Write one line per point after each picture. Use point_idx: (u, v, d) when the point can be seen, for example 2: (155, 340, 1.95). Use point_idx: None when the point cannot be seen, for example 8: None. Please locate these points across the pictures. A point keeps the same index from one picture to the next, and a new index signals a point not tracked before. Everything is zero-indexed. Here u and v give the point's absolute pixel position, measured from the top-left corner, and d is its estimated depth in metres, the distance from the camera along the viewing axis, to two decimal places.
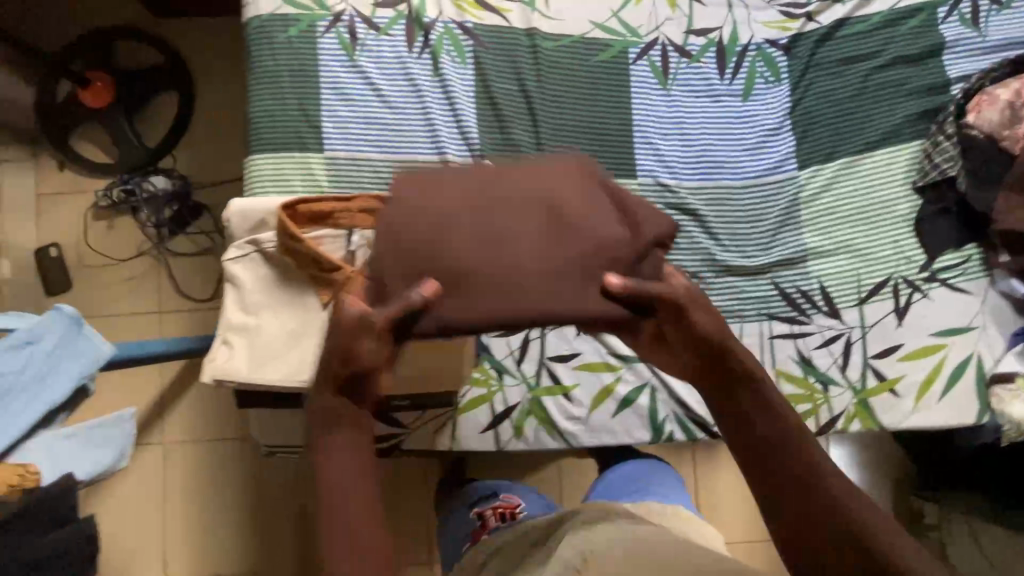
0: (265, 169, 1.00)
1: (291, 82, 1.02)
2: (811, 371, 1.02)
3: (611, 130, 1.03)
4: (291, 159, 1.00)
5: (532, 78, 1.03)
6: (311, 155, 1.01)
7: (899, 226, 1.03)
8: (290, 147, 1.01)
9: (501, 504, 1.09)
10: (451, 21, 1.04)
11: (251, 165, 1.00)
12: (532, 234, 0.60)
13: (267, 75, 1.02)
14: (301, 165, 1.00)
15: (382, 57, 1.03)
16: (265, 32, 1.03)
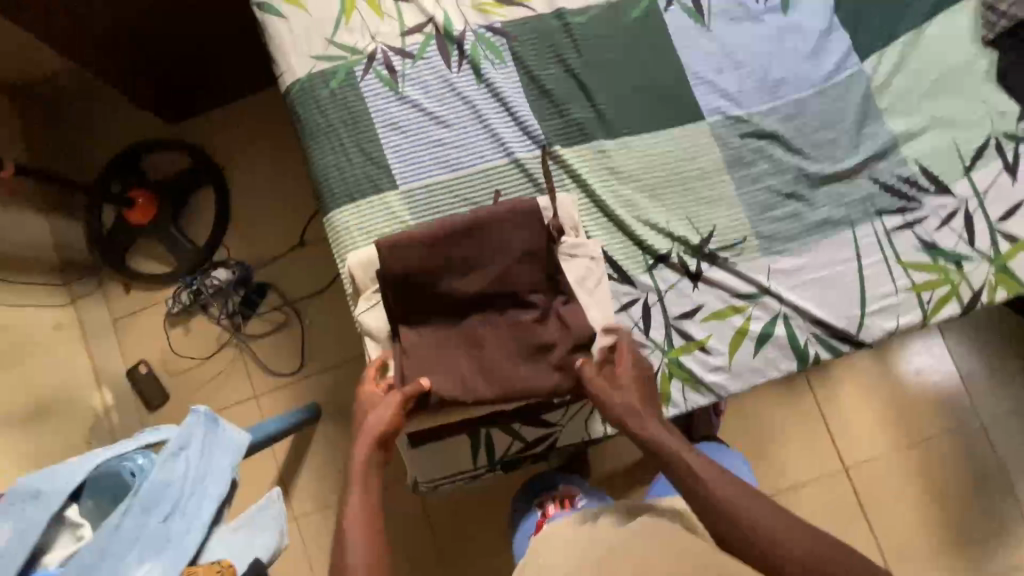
0: (351, 221, 1.03)
1: (348, 133, 1.06)
2: (939, 254, 0.99)
3: (664, 81, 1.04)
4: (372, 204, 1.04)
5: (574, 57, 1.05)
6: (388, 194, 1.04)
7: (982, 84, 1.02)
8: (366, 192, 1.04)
9: (561, 494, 1.25)
10: (479, 27, 1.07)
11: (334, 222, 1.04)
12: (509, 337, 0.92)
13: (324, 132, 1.06)
14: (381, 206, 1.04)
15: (427, 83, 1.07)
16: (309, 93, 1.07)
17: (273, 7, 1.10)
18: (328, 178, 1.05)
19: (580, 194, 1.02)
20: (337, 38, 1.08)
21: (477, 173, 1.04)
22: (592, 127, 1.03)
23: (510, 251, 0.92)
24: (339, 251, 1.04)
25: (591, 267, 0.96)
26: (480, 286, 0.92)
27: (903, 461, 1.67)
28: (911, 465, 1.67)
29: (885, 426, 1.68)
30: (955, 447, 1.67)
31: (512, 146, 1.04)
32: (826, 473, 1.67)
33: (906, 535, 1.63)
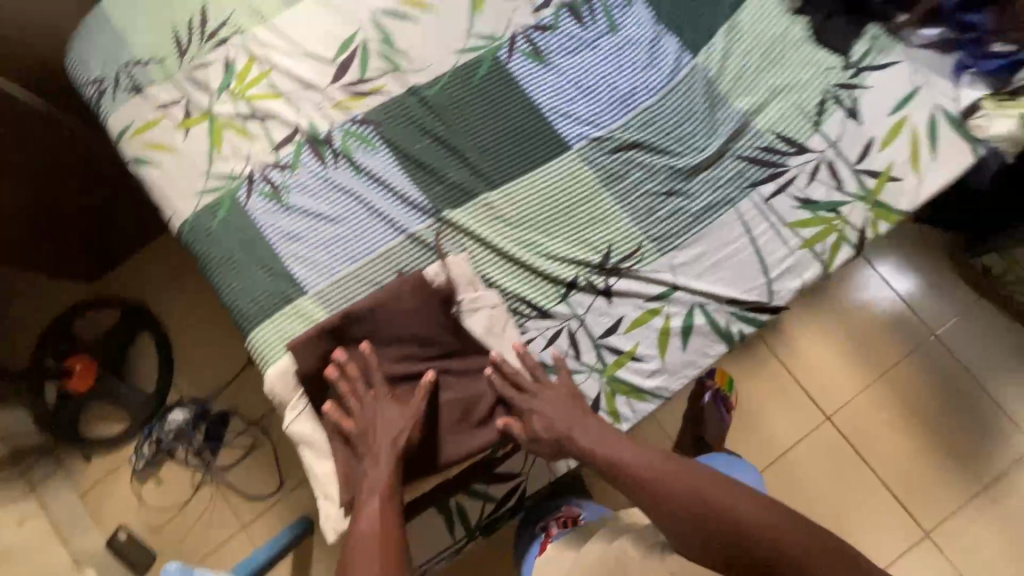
0: (270, 338, 1.04)
1: (246, 255, 1.08)
2: (816, 207, 1.06)
3: (526, 122, 1.10)
4: (287, 315, 1.05)
5: (437, 124, 1.10)
6: (300, 301, 1.05)
7: (804, 47, 1.11)
8: (278, 305, 1.06)
9: (563, 515, 1.23)
10: (345, 123, 1.11)
11: (254, 341, 1.05)
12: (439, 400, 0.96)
13: (224, 262, 1.08)
14: (296, 315, 1.05)
15: (309, 186, 1.10)
16: (200, 227, 1.10)
17: (145, 158, 1.13)
18: (239, 303, 1.07)
19: (480, 248, 1.05)
20: (213, 169, 1.12)
21: (378, 257, 1.06)
22: (473, 182, 1.07)
23: (410, 316, 0.97)
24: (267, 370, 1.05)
25: (495, 314, 1.00)
26: (392, 358, 0.97)
27: (877, 397, 1.71)
28: (886, 399, 1.71)
29: (851, 369, 1.73)
30: (920, 369, 1.72)
31: (404, 223, 1.07)
32: (812, 430, 1.70)
33: (902, 469, 1.67)
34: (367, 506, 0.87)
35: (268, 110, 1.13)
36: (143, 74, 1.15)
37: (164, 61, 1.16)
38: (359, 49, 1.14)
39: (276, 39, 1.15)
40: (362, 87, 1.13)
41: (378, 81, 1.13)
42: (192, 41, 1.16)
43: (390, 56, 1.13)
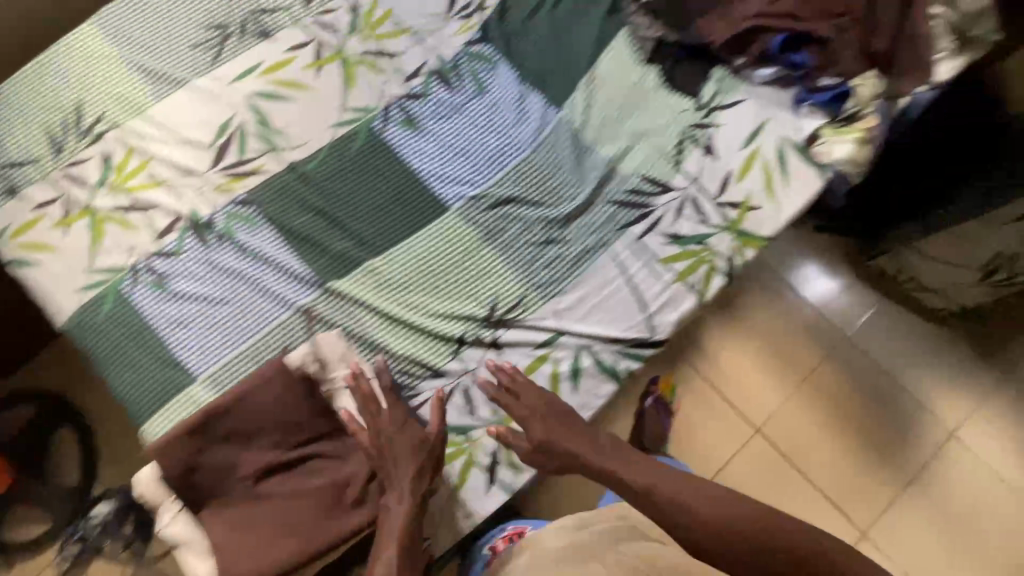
0: (167, 415, 1.13)
1: (134, 347, 1.15)
2: (683, 241, 1.35)
3: (400, 190, 1.30)
4: (188, 395, 1.14)
5: (323, 194, 1.28)
6: (191, 389, 1.14)
7: (661, 93, 1.46)
8: (171, 393, 1.14)
9: (510, 532, 1.40)
10: (227, 205, 1.24)
11: (144, 428, 1.13)
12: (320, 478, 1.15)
13: (110, 355, 1.14)
14: (188, 402, 1.13)
15: (190, 272, 1.20)
16: (91, 318, 1.16)
17: (27, 259, 1.17)
18: (133, 386, 1.14)
19: (366, 308, 1.24)
20: (97, 264, 1.18)
21: (265, 334, 1.19)
22: (359, 248, 1.27)
23: (270, 408, 1.13)
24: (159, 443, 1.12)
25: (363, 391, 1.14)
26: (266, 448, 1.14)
27: (799, 406, 1.76)
28: (806, 407, 1.76)
29: (764, 380, 1.79)
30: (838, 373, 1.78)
31: (290, 297, 1.21)
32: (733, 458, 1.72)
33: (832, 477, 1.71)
34: (387, 552, 1.03)
35: (145, 202, 1.22)
36: (19, 176, 1.21)
37: (41, 162, 1.22)
38: (240, 129, 1.28)
39: (158, 132, 1.26)
40: (241, 169, 1.27)
41: (256, 162, 1.28)
42: (69, 137, 1.24)
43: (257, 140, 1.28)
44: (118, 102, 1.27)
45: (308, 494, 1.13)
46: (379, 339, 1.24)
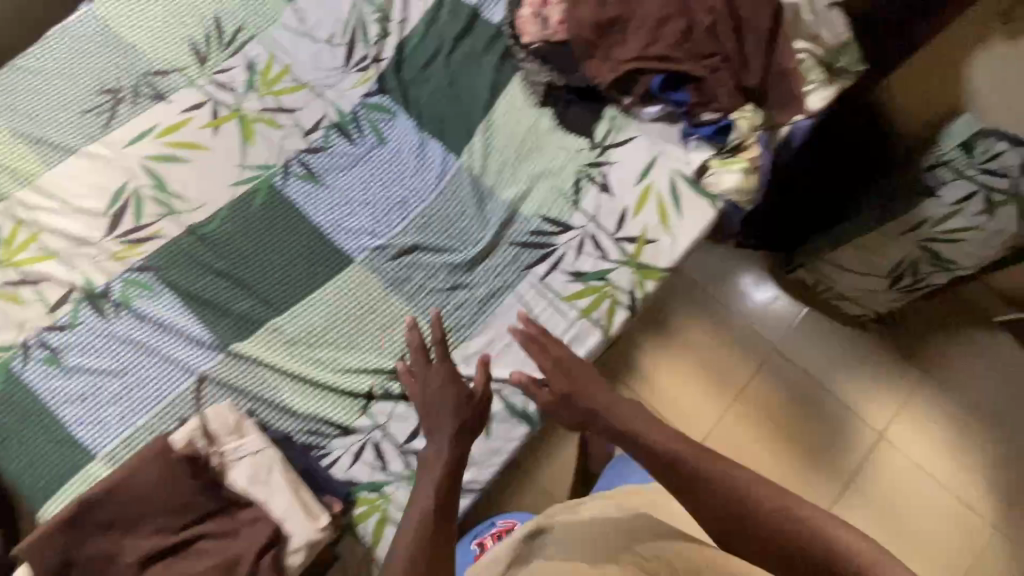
0: (269, 376, 1.00)
1: (253, 253, 1.05)
2: (768, 242, 1.62)
3: (503, 112, 1.12)
4: (277, 341, 1.01)
5: (419, 110, 1.13)
6: (271, 323, 1.02)
7: None
8: (260, 317, 1.02)
9: None
10: (363, 96, 1.14)
11: (202, 352, 1.00)
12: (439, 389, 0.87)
13: (194, 266, 1.04)
14: (268, 339, 1.01)
15: (91, 346, 1.00)
16: (187, 254, 1.04)
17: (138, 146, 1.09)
18: (151, 381, 0.99)
19: (459, 241, 1.06)
20: (248, 162, 1.10)
21: (374, 262, 1.05)
22: (449, 171, 1.10)
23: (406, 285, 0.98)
24: (269, 423, 0.98)
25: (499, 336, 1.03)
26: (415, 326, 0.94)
27: (903, 412, 1.61)
28: (911, 418, 1.60)
29: (865, 390, 1.63)
30: (941, 382, 1.61)
31: (419, 207, 1.08)
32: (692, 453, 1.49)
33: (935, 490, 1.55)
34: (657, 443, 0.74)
35: (295, 103, 1.13)
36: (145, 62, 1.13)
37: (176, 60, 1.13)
38: (357, 23, 1.17)
39: (291, 40, 1.16)
40: None
41: None
42: (211, 48, 1.15)
43: (389, 24, 1.17)
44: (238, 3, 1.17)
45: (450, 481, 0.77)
46: (475, 280, 1.05)
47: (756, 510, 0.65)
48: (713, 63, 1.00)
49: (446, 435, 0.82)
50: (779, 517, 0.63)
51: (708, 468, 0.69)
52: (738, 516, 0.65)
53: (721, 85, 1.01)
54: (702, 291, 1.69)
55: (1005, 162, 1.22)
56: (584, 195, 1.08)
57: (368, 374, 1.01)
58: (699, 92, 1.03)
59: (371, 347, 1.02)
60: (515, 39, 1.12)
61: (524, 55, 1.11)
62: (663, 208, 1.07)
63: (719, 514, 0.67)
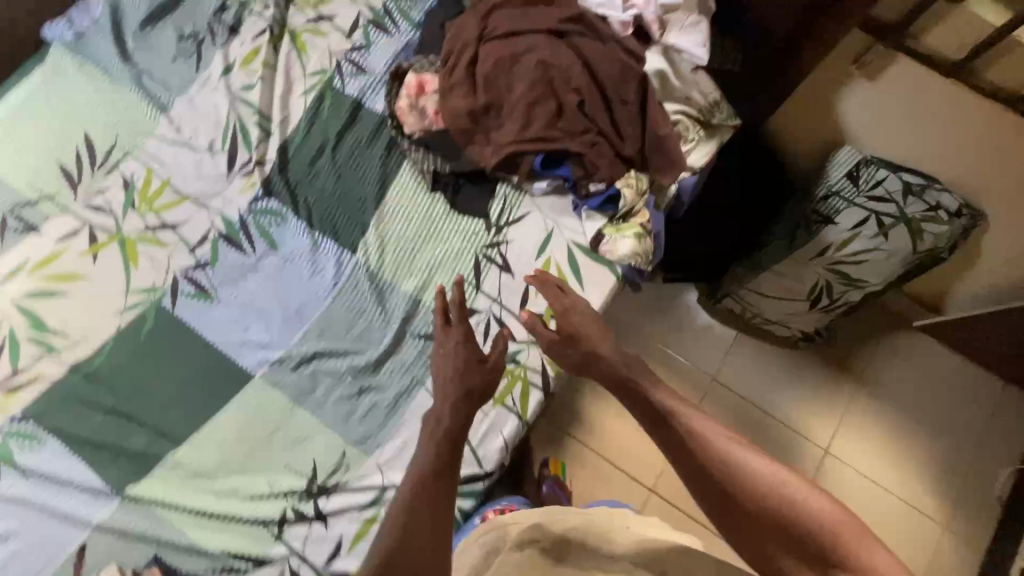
0: (170, 517, 0.93)
1: (145, 385, 1.00)
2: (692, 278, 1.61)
3: (395, 201, 1.11)
4: (178, 477, 0.95)
5: (308, 209, 1.10)
6: (173, 458, 0.96)
7: None
8: (160, 452, 0.96)
9: None
10: (252, 204, 1.11)
11: (98, 505, 0.93)
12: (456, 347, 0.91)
13: (84, 409, 0.98)
14: (171, 476, 0.95)
15: None
16: (73, 396, 0.98)
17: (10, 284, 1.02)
18: (39, 544, 0.91)
19: (362, 342, 1.04)
20: (133, 286, 1.05)
21: (280, 375, 1.02)
22: (345, 269, 1.07)
23: None
24: (173, 569, 0.91)
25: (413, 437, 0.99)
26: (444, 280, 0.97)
27: (844, 424, 1.62)
28: (853, 431, 1.62)
29: (807, 408, 1.64)
30: (877, 388, 1.64)
31: (322, 310, 1.05)
32: (643, 501, 1.45)
33: (886, 501, 1.56)
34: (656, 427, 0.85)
35: (180, 217, 1.10)
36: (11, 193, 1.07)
37: (47, 188, 1.08)
38: (236, 126, 1.14)
39: (168, 150, 1.13)
40: None
41: None
42: (84, 171, 1.10)
43: (270, 125, 1.15)
44: (109, 120, 1.13)
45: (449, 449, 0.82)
46: (382, 381, 1.02)
47: (764, 495, 0.76)
48: (589, 141, 1.01)
49: (452, 395, 0.87)
50: (784, 497, 0.75)
51: (725, 454, 0.80)
52: (741, 497, 0.77)
53: (602, 161, 1.02)
54: (637, 333, 1.68)
55: (891, 186, 1.26)
56: (485, 276, 1.07)
57: (276, 499, 0.96)
58: (581, 168, 1.04)
59: (279, 466, 0.97)
60: (397, 129, 1.11)
61: (409, 144, 1.10)
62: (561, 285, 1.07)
63: (728, 496, 0.77)
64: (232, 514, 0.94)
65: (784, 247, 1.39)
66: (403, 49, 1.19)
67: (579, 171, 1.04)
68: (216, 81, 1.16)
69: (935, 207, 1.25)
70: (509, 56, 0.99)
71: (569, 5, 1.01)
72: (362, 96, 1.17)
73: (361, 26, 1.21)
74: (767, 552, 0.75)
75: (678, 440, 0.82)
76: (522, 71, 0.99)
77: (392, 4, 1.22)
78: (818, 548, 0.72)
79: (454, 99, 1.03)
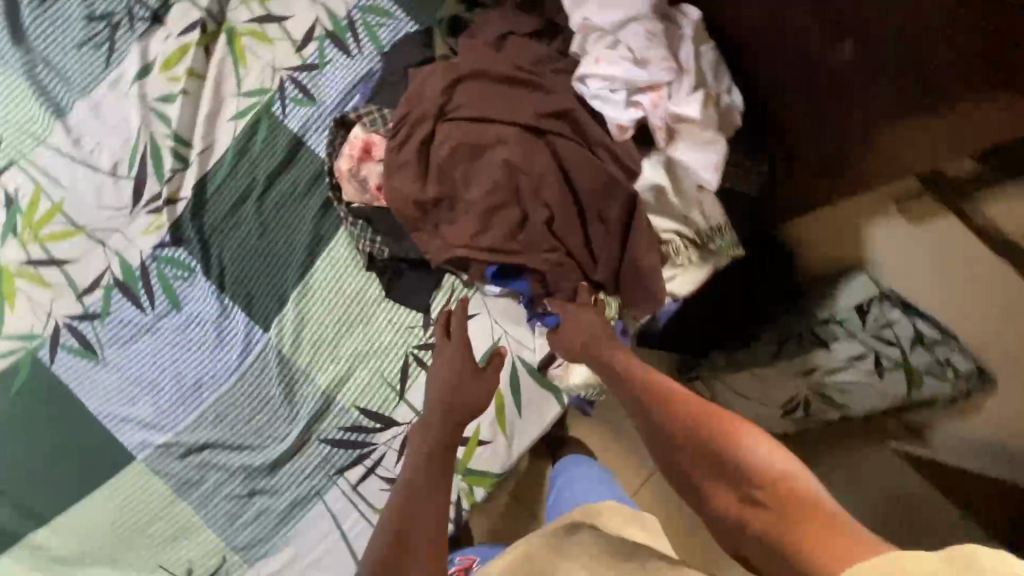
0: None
1: (11, 446, 0.89)
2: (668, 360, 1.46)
3: (323, 275, 0.94)
4: (40, 560, 0.87)
5: (221, 268, 0.94)
6: (33, 537, 0.87)
7: None
8: (20, 529, 0.88)
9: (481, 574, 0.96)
10: (156, 250, 0.94)
11: None
12: (461, 355, 0.85)
13: None
14: (31, 557, 0.87)
15: None
16: None
17: None
18: None
19: (262, 437, 0.92)
20: (7, 330, 0.91)
21: (162, 461, 0.90)
22: (254, 348, 0.93)
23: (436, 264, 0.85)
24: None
25: (300, 550, 0.91)
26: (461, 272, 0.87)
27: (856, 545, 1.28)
28: None
29: None
30: None
31: (219, 392, 0.92)
32: None
33: None
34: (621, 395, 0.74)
35: (70, 253, 0.93)
36: None
37: None
38: (146, 148, 0.94)
39: (62, 165, 0.93)
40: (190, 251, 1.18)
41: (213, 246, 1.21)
42: None
43: (188, 153, 0.95)
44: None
45: (445, 449, 0.74)
46: (278, 485, 0.92)
47: (685, 429, 0.62)
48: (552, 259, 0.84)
49: (440, 405, 0.80)
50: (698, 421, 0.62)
51: (660, 390, 0.69)
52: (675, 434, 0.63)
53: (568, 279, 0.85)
54: None
55: (902, 331, 1.09)
56: (413, 383, 0.94)
57: None
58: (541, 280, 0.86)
59: (153, 563, 0.89)
60: (335, 192, 0.92)
61: (346, 213, 0.92)
62: (512, 397, 0.93)
63: (663, 443, 0.64)
64: None
65: (769, 356, 1.19)
66: (361, 79, 0.97)
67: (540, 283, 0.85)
68: (128, 86, 0.95)
69: (943, 363, 1.06)
70: (473, 146, 0.83)
71: (560, 90, 0.83)
72: (303, 132, 0.96)
73: (315, 37, 0.98)
74: (707, 499, 0.58)
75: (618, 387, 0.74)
76: (484, 168, 0.83)
77: (357, 17, 0.98)
78: (727, 460, 0.57)
79: (402, 178, 0.84)
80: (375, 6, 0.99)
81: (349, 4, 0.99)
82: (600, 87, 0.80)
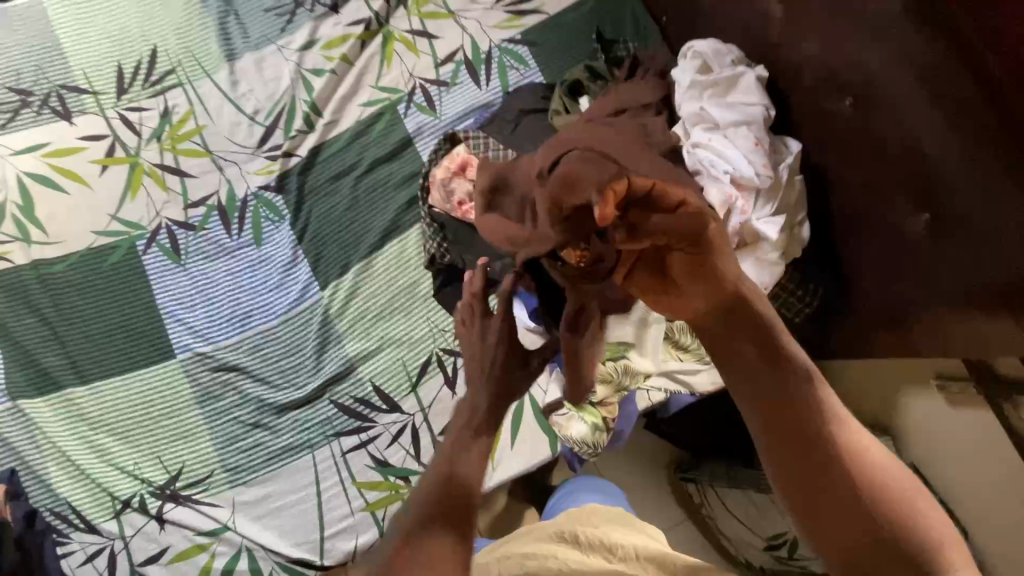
0: (42, 446, 0.97)
1: (85, 309, 1.02)
2: None
3: (387, 258, 1.04)
4: (68, 412, 0.98)
5: (306, 223, 1.06)
6: (68, 391, 0.99)
7: None
8: (65, 381, 0.99)
9: None
10: (262, 190, 1.07)
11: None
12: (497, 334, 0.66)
13: (28, 303, 1.02)
14: (63, 407, 0.98)
15: None
16: (24, 290, 1.02)
17: (29, 167, 1.05)
18: None
19: (283, 379, 1.01)
20: (120, 214, 1.05)
21: (194, 368, 1.01)
22: (306, 300, 1.03)
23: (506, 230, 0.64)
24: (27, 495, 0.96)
25: (273, 494, 0.97)
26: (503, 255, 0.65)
27: None
28: None
29: None
30: None
31: (261, 326, 1.03)
32: None
33: None
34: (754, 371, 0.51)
35: (193, 169, 1.08)
36: (67, 77, 1.08)
37: (100, 92, 1.08)
38: (285, 107, 1.09)
39: (216, 99, 1.09)
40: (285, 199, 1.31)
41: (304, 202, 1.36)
42: (134, 82, 1.09)
43: (316, 120, 1.09)
44: (179, 42, 1.11)
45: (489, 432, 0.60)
46: (280, 426, 0.99)
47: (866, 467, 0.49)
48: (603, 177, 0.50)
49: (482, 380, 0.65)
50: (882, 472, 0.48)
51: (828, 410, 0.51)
52: (875, 510, 0.46)
53: (657, 218, 0.48)
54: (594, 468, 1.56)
55: None
56: (427, 380, 1.01)
57: (135, 481, 0.97)
58: (586, 256, 0.56)
59: (153, 452, 0.98)
60: (423, 191, 1.02)
61: (426, 213, 1.02)
62: (512, 417, 0.99)
63: (819, 465, 0.48)
64: (93, 474, 0.97)
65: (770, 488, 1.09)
66: (480, 107, 1.09)
67: (611, 215, 0.47)
68: (292, 53, 1.11)
69: None
70: None
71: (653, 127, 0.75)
72: (416, 134, 1.08)
73: (454, 60, 1.11)
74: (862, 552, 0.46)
75: (794, 390, 0.50)
76: None
77: (495, 54, 1.11)
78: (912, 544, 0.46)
79: None
80: (514, 50, 1.11)
81: (492, 42, 1.12)
82: (714, 159, 0.81)
